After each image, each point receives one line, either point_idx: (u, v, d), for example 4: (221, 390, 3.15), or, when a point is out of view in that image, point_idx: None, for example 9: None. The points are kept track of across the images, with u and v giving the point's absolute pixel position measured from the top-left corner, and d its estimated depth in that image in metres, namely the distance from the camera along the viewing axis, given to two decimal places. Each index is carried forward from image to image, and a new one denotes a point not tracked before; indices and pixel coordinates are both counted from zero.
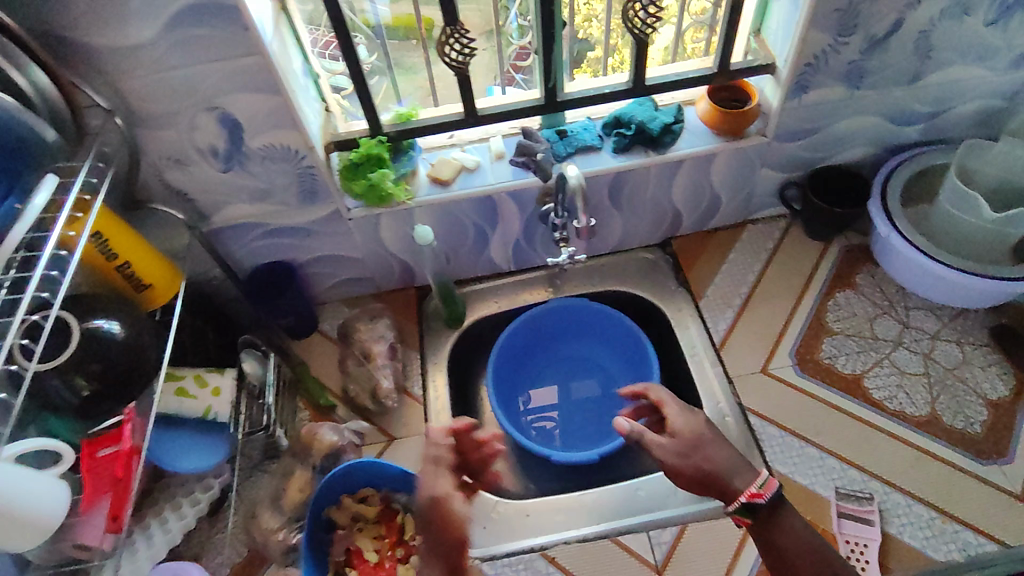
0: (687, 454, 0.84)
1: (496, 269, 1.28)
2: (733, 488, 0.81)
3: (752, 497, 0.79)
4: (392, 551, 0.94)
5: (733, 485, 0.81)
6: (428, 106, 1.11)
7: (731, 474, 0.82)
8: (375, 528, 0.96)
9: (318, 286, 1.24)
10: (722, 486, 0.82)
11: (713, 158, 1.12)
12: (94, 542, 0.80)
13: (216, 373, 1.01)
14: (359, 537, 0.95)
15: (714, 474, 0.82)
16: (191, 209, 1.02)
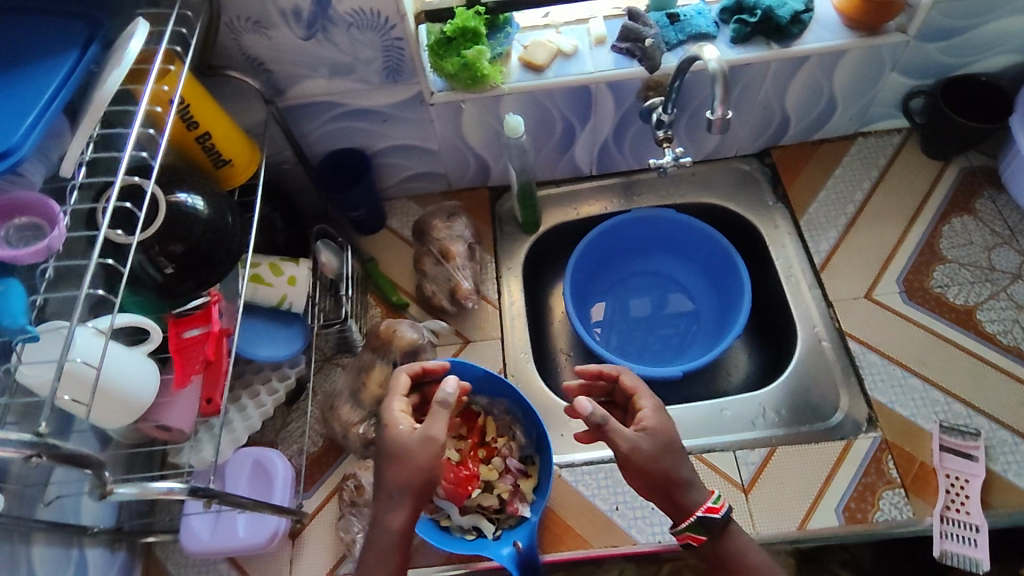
0: (661, 457, 0.73)
1: (577, 172, 1.20)
2: (689, 501, 0.73)
3: (708, 512, 0.72)
4: (474, 452, 0.94)
5: (689, 497, 0.73)
6: None
7: (690, 486, 0.73)
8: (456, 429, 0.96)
9: (388, 178, 1.17)
10: (677, 497, 0.73)
11: (842, 57, 1.00)
12: (179, 423, 0.79)
13: (292, 262, 0.99)
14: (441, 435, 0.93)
15: (672, 481, 0.73)
16: (266, 81, 0.94)
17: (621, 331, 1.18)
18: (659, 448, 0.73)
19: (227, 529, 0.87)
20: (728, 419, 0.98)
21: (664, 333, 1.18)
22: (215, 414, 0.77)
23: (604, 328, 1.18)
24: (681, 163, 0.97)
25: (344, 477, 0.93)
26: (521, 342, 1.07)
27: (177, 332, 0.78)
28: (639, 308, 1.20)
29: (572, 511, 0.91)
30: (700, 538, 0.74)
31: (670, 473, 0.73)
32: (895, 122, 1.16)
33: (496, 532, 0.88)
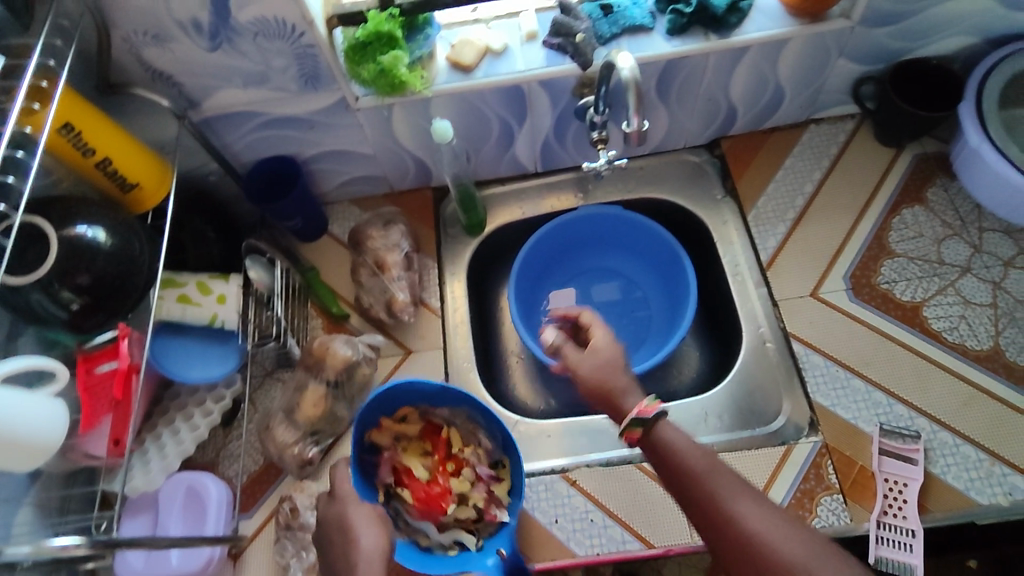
0: (606, 371, 0.79)
1: (522, 169, 1.17)
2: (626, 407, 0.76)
3: (642, 410, 0.74)
4: (443, 466, 0.91)
5: (624, 405, 0.77)
6: None
7: (625, 394, 0.78)
8: (420, 446, 0.92)
9: (326, 183, 1.14)
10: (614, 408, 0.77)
11: (785, 45, 0.95)
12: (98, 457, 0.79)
13: (220, 280, 0.97)
14: (405, 454, 0.91)
15: (608, 389, 0.78)
16: (178, 95, 0.90)
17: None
18: (601, 363, 0.80)
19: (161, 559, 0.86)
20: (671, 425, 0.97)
21: (616, 331, 1.15)
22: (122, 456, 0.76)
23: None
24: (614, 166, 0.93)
25: (281, 499, 0.93)
26: (464, 350, 1.06)
27: (88, 369, 0.77)
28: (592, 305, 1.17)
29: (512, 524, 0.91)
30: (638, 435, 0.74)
31: (607, 383, 0.78)
32: (848, 108, 1.12)
33: (478, 542, 0.86)
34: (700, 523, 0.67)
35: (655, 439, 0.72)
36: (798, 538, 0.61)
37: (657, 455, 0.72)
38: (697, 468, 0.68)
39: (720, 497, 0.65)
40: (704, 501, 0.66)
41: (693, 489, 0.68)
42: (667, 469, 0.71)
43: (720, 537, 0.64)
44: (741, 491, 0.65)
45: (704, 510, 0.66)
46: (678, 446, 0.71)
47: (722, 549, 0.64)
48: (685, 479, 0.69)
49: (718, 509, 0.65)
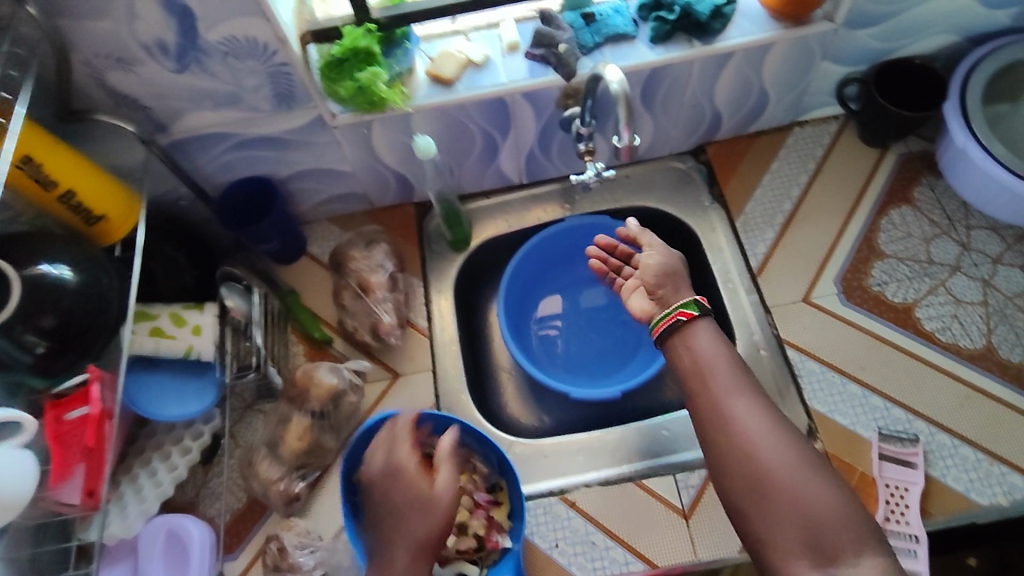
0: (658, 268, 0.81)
1: (506, 182, 1.14)
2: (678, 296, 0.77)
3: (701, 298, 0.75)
4: None
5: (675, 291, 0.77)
6: None
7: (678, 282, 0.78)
8: None
9: (305, 203, 1.10)
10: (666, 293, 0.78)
11: (769, 49, 0.94)
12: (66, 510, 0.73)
13: (195, 310, 0.93)
14: None
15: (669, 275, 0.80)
16: (145, 119, 0.86)
17: (565, 344, 1.13)
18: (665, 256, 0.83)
19: None
20: (667, 438, 0.95)
21: (609, 343, 1.13)
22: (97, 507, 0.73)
23: (548, 342, 1.13)
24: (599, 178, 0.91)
25: (267, 538, 0.89)
26: (455, 371, 1.02)
27: (57, 416, 0.71)
28: (582, 318, 1.15)
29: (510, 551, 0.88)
30: (692, 313, 0.73)
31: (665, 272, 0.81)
32: (831, 109, 1.11)
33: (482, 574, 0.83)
34: (700, 417, 0.68)
35: (690, 333, 0.72)
36: (788, 450, 0.63)
37: (682, 345, 0.72)
38: (717, 369, 0.69)
39: (728, 398, 0.67)
40: (712, 397, 0.68)
41: (703, 385, 0.69)
42: (687, 359, 0.71)
43: (717, 431, 0.66)
44: (749, 395, 0.67)
45: (707, 406, 0.68)
46: (703, 345, 0.71)
47: (716, 442, 0.66)
48: (701, 375, 0.69)
49: (721, 410, 0.66)
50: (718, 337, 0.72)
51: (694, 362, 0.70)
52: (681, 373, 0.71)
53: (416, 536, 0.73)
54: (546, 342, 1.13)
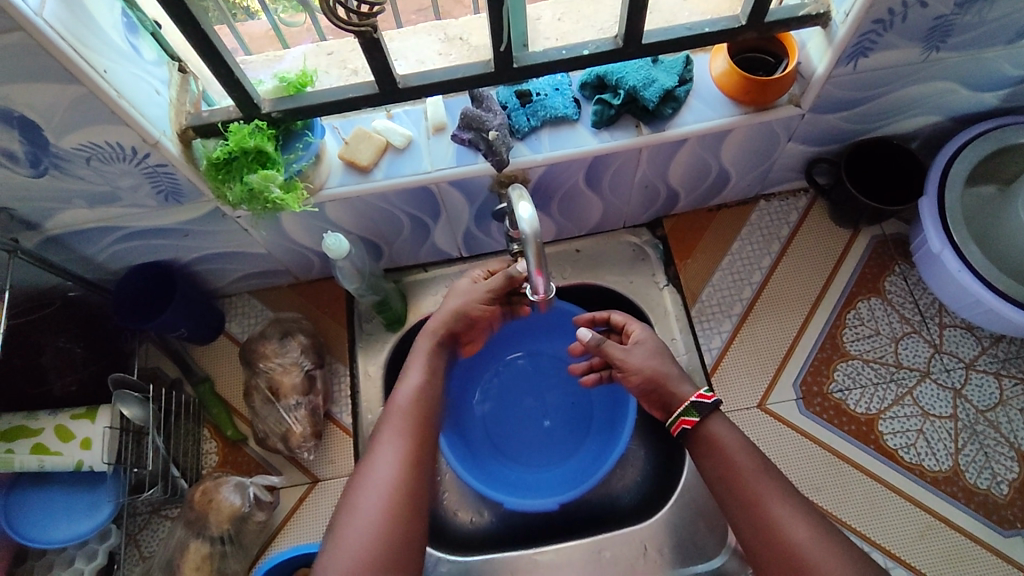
0: (652, 356, 0.75)
1: (444, 256, 1.05)
2: (681, 394, 0.71)
3: (702, 397, 0.68)
4: None
5: (678, 393, 0.72)
6: (331, 74, 0.82)
7: (680, 381, 0.72)
8: None
9: (220, 280, 1.00)
10: (667, 391, 0.72)
11: (727, 135, 0.84)
12: None
13: (85, 421, 0.82)
14: None
15: (663, 377, 0.73)
16: (7, 224, 0.75)
17: (507, 415, 1.02)
18: (652, 354, 0.75)
19: None
20: (609, 561, 0.87)
21: (552, 429, 1.01)
22: None
23: (489, 406, 1.02)
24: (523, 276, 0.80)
25: None
26: None
27: None
28: (531, 391, 1.03)
29: None
30: (693, 420, 0.68)
31: (660, 368, 0.73)
32: (799, 183, 1.02)
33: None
34: (739, 524, 0.63)
35: (711, 433, 0.67)
36: (839, 557, 0.58)
37: (705, 450, 0.67)
38: (746, 475, 0.64)
39: (765, 502, 0.62)
40: (749, 504, 0.62)
41: (738, 491, 0.64)
42: (716, 465, 0.66)
43: (765, 546, 0.61)
44: (783, 494, 0.62)
45: (749, 515, 0.62)
46: (728, 442, 0.66)
47: (761, 551, 0.61)
48: (733, 479, 0.64)
49: (762, 515, 0.61)
50: (738, 432, 0.67)
51: (717, 465, 0.66)
52: (708, 478, 0.67)
53: (424, 371, 0.76)
54: (486, 406, 1.02)
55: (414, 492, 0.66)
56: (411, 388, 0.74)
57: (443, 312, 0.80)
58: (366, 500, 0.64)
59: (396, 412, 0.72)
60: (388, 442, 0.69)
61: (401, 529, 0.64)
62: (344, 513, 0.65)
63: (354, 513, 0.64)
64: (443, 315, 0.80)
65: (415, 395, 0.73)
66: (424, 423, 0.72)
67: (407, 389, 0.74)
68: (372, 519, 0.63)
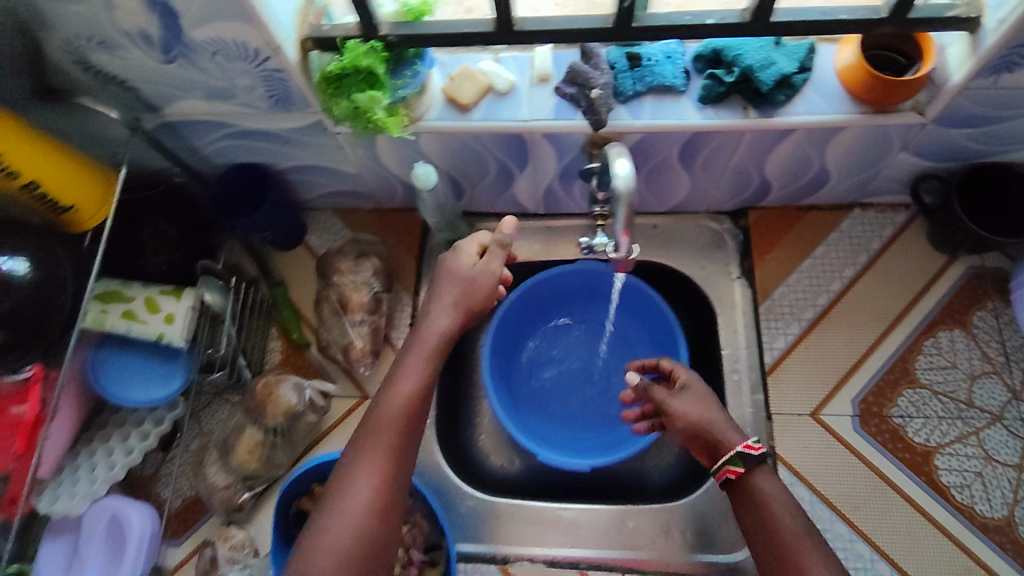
0: (703, 407, 0.73)
1: (520, 208, 1.05)
2: (727, 441, 0.70)
3: (747, 447, 0.68)
4: None
5: (724, 440, 0.70)
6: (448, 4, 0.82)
7: (726, 429, 0.71)
8: None
9: (307, 192, 1.04)
10: (712, 438, 0.71)
11: (837, 132, 0.81)
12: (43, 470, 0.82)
13: (171, 297, 0.89)
14: None
15: (708, 424, 0.72)
16: (130, 100, 0.81)
17: (555, 374, 1.03)
18: (699, 401, 0.74)
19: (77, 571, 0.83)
20: (631, 531, 0.89)
21: (595, 396, 1.01)
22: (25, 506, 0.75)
23: (537, 364, 1.04)
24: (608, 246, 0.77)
25: (204, 541, 0.88)
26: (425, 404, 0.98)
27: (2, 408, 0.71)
28: (579, 356, 1.04)
29: None
30: (739, 469, 0.68)
31: (706, 415, 0.72)
32: (901, 197, 0.98)
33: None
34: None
35: (753, 485, 0.68)
36: None
37: (747, 500, 0.67)
38: (785, 526, 0.64)
39: (799, 554, 0.62)
40: (783, 555, 0.62)
41: (773, 543, 0.64)
42: (757, 519, 0.66)
43: None
44: (818, 552, 0.62)
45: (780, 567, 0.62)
46: (770, 496, 0.66)
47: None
48: (772, 530, 0.64)
49: (796, 567, 0.61)
50: (779, 486, 0.68)
51: (757, 517, 0.66)
52: (745, 530, 0.67)
53: (415, 380, 0.70)
54: (536, 360, 1.04)
55: (390, 512, 0.64)
56: (401, 398, 0.68)
57: (441, 303, 0.75)
58: (344, 520, 0.61)
59: (383, 425, 0.67)
60: (370, 458, 0.65)
61: (374, 548, 0.62)
62: (318, 525, 0.62)
63: (330, 534, 0.61)
64: (440, 313, 0.74)
65: (405, 406, 0.68)
66: (407, 438, 0.68)
67: (397, 398, 0.68)
68: (349, 538, 0.61)
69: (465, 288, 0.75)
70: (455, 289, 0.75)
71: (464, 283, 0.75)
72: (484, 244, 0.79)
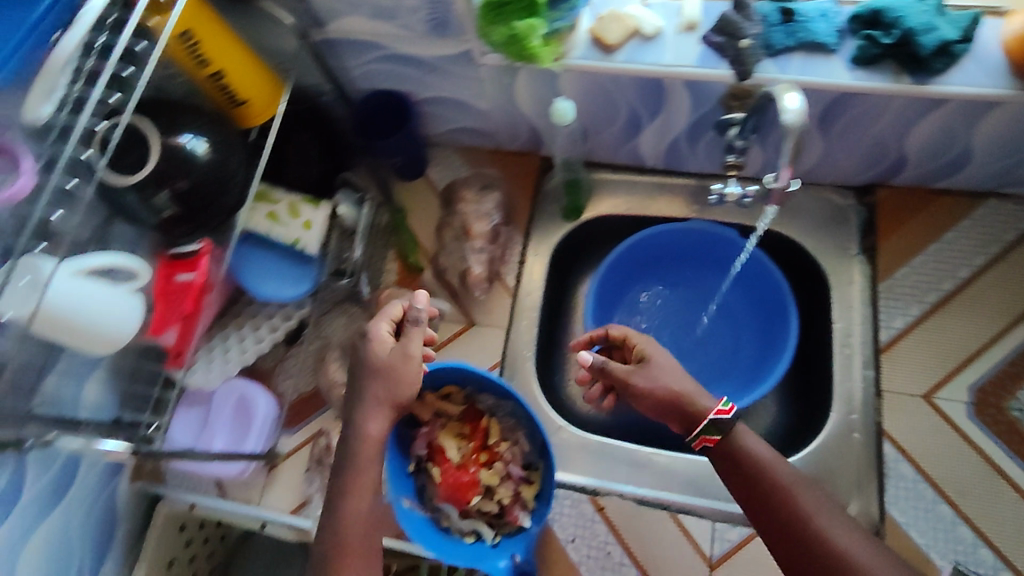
0: (663, 377, 0.77)
1: (639, 162, 1.07)
2: (701, 408, 0.73)
3: (719, 414, 0.72)
4: (476, 455, 0.91)
5: (698, 405, 0.74)
6: None
7: (698, 394, 0.75)
8: (458, 428, 0.92)
9: (435, 127, 1.09)
10: (685, 405, 0.74)
11: (994, 107, 0.79)
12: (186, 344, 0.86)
13: (310, 206, 0.96)
14: (443, 434, 0.92)
15: (679, 393, 0.75)
16: (302, 13, 0.87)
17: (656, 329, 1.08)
18: (661, 372, 0.77)
19: (208, 439, 0.92)
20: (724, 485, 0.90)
21: (693, 354, 1.05)
22: (179, 369, 0.79)
23: (639, 317, 1.08)
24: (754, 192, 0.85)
25: (319, 431, 0.97)
26: (527, 339, 1.01)
27: (168, 275, 0.77)
28: (680, 315, 1.08)
29: (546, 553, 0.89)
30: (716, 437, 0.72)
31: (675, 386, 0.75)
32: None
33: (495, 538, 0.86)
34: (782, 544, 0.67)
35: (733, 437, 0.72)
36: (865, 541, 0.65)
37: (733, 456, 0.72)
38: (781, 473, 0.69)
39: (793, 496, 0.68)
40: (779, 500, 0.68)
41: (767, 493, 0.69)
42: (744, 472, 0.71)
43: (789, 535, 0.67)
44: (808, 493, 0.68)
45: (774, 510, 0.68)
46: (762, 458, 0.70)
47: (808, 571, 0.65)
48: (762, 480, 0.69)
49: (794, 510, 0.67)
50: (769, 449, 0.72)
51: (747, 468, 0.70)
52: (732, 482, 0.72)
53: (367, 497, 0.70)
54: (638, 313, 1.09)
55: None
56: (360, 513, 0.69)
57: (367, 407, 0.71)
58: None
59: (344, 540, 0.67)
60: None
61: None
62: None
63: None
64: (377, 413, 0.71)
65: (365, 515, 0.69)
66: (369, 543, 0.68)
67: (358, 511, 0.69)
68: None
69: (389, 392, 0.72)
70: (379, 385, 0.72)
71: (393, 392, 0.72)
72: (396, 317, 0.76)
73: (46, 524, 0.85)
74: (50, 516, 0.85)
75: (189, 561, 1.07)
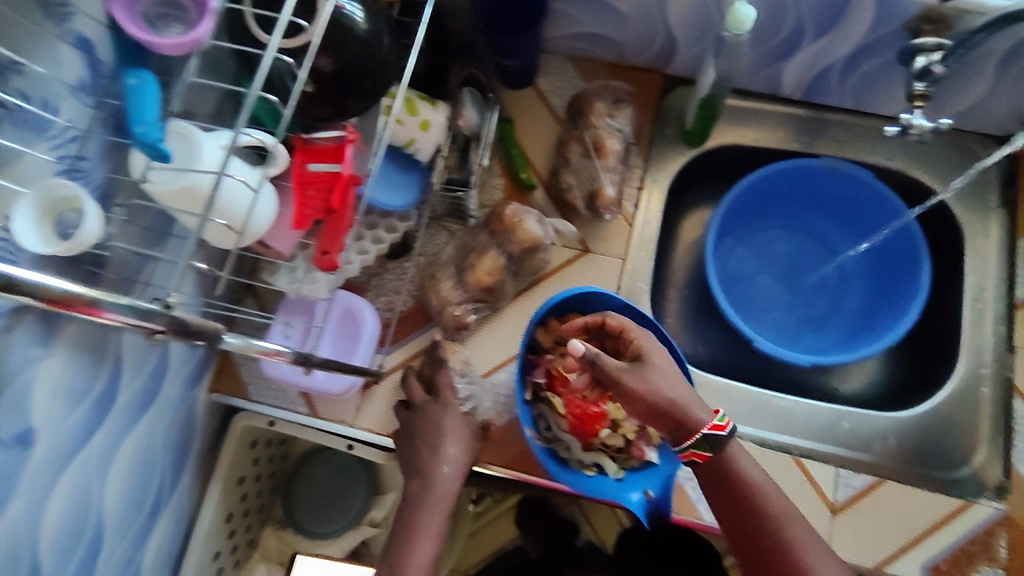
0: (659, 382, 0.69)
1: (773, 90, 0.99)
2: (698, 421, 0.69)
3: (714, 430, 0.69)
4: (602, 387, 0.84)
5: (696, 417, 0.69)
6: None
7: (693, 404, 0.70)
8: None
9: (556, 28, 0.97)
10: (681, 416, 0.69)
11: None
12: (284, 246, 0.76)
13: (428, 104, 0.85)
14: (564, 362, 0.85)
15: (678, 402, 0.69)
16: None
17: (760, 271, 1.05)
18: (659, 377, 0.70)
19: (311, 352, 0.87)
20: (845, 433, 0.90)
21: (797, 300, 1.04)
22: (330, 268, 0.72)
23: (741, 257, 1.05)
24: (939, 127, 0.77)
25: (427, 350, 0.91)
26: (644, 270, 0.96)
27: (304, 162, 0.70)
28: (785, 258, 1.06)
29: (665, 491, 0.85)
30: (705, 453, 0.71)
31: (674, 394, 0.69)
32: None
33: (620, 473, 0.83)
34: (770, 571, 0.70)
35: (725, 457, 0.72)
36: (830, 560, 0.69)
37: (718, 474, 0.73)
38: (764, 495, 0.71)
39: (774, 516, 0.70)
40: (759, 518, 0.71)
41: (746, 509, 0.71)
42: (729, 489, 0.72)
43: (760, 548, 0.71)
44: (785, 511, 0.71)
45: (753, 527, 0.71)
46: (753, 479, 0.72)
47: None
48: (745, 498, 0.71)
49: (773, 529, 0.70)
50: (756, 469, 0.73)
51: (733, 488, 0.72)
52: (714, 496, 0.73)
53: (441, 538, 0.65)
54: (741, 254, 1.05)
55: None
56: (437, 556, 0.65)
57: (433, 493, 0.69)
58: None
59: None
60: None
61: None
62: None
63: None
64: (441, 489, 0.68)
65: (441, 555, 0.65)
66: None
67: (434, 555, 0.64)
68: None
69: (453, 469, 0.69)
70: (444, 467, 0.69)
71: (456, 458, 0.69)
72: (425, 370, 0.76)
73: (135, 433, 0.78)
74: (138, 426, 0.78)
75: (256, 479, 1.04)
